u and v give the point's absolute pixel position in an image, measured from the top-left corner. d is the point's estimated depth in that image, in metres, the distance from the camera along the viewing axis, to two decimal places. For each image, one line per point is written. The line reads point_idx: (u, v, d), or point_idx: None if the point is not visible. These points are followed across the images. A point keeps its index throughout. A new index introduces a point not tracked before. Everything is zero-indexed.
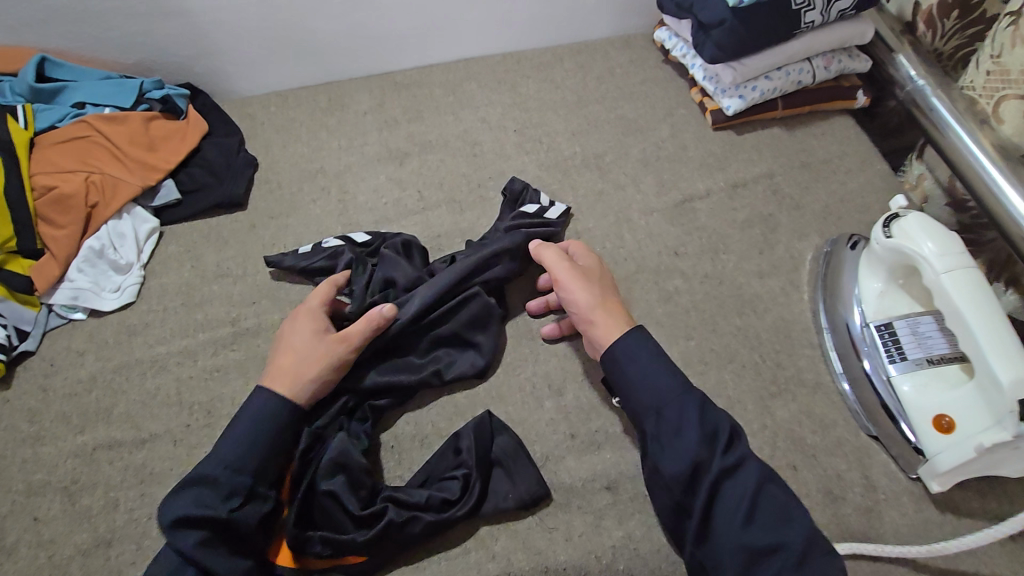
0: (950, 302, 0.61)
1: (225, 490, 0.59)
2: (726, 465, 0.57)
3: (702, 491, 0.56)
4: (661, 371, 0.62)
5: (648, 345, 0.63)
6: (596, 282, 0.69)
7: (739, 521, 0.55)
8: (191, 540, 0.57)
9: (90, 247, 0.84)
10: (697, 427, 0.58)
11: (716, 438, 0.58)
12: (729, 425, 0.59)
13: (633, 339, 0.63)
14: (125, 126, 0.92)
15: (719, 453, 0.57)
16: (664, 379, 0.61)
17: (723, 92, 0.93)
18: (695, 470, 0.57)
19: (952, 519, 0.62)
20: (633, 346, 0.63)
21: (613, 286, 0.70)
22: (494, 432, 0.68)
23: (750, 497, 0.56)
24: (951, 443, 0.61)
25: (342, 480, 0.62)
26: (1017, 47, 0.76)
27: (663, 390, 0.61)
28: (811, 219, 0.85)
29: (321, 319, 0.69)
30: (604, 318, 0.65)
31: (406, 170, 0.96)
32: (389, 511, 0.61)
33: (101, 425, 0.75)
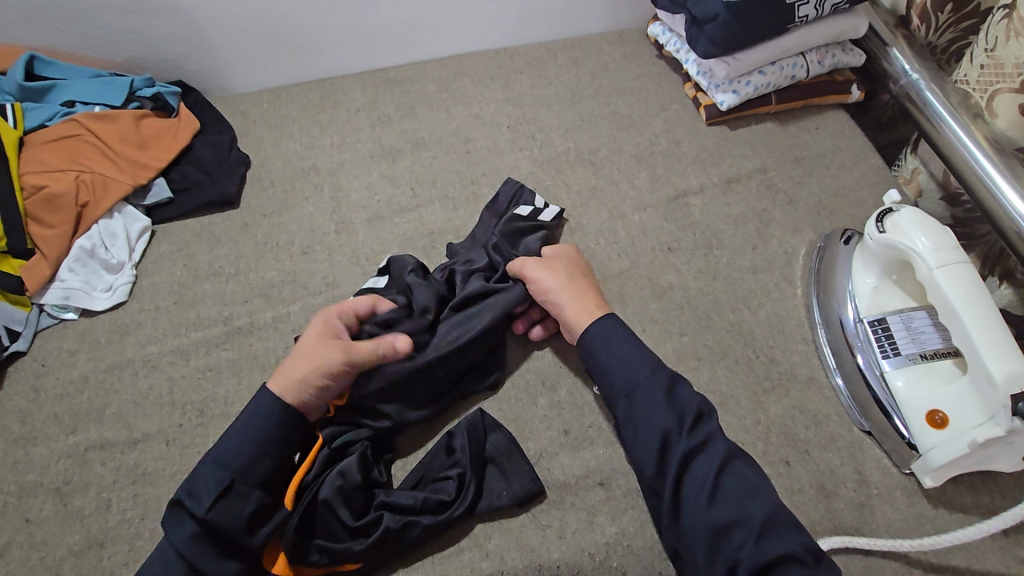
0: (943, 298, 0.60)
1: (212, 484, 0.59)
2: (692, 446, 0.58)
3: (671, 469, 0.58)
4: (634, 355, 0.63)
5: (625, 337, 0.65)
6: (571, 271, 0.71)
7: (705, 498, 0.56)
8: (183, 536, 0.57)
9: (81, 246, 0.84)
10: (664, 408, 0.60)
11: (683, 418, 0.59)
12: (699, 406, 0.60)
13: (604, 326, 0.65)
14: (115, 124, 0.91)
15: (684, 434, 0.58)
16: (637, 363, 0.63)
17: (717, 87, 0.93)
18: (664, 449, 0.59)
19: (944, 514, 0.62)
20: (609, 332, 0.65)
21: (581, 271, 0.73)
22: (487, 429, 0.68)
23: (715, 475, 0.57)
24: (946, 439, 0.61)
25: (336, 486, 0.61)
26: (1011, 41, 0.76)
27: (635, 374, 0.62)
28: (805, 214, 0.85)
29: (335, 323, 0.67)
30: (575, 304, 0.68)
31: (399, 168, 0.96)
32: (384, 518, 0.60)
33: (93, 426, 0.75)
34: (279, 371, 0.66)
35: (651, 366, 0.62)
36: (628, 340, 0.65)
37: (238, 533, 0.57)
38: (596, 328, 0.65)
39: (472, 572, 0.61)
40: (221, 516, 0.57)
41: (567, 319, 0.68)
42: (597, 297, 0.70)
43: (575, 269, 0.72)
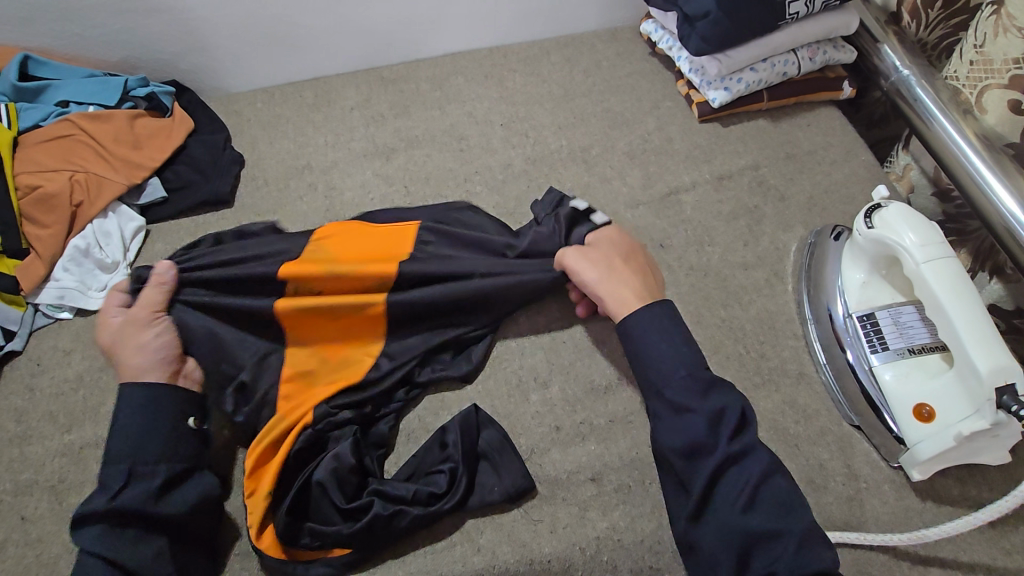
0: (930, 292, 0.60)
1: (111, 479, 0.60)
2: (733, 452, 0.57)
3: (704, 470, 0.57)
4: (674, 352, 0.62)
5: (671, 333, 0.63)
6: (611, 256, 0.70)
7: (742, 504, 0.56)
8: (91, 538, 0.57)
9: (76, 246, 0.84)
10: (700, 406, 0.59)
11: (722, 420, 0.58)
12: (743, 409, 0.59)
13: (648, 315, 0.64)
14: (109, 124, 0.92)
15: (727, 438, 0.57)
16: (679, 359, 0.61)
17: (709, 84, 0.93)
18: (695, 447, 0.58)
19: (932, 507, 0.62)
20: (650, 324, 0.63)
21: (627, 260, 0.71)
22: (480, 426, 0.68)
23: (755, 484, 0.56)
24: (933, 432, 0.61)
25: (331, 467, 0.63)
26: (1000, 37, 0.76)
27: (672, 371, 0.61)
28: (797, 210, 0.85)
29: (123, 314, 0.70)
30: (616, 291, 0.67)
31: (392, 166, 0.96)
32: (375, 504, 0.61)
33: (88, 424, 0.75)
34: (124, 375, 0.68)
35: (693, 364, 0.61)
36: (672, 333, 0.63)
37: (148, 507, 0.58)
38: (635, 318, 0.64)
39: (464, 567, 0.62)
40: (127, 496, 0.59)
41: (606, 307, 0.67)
42: (641, 279, 0.68)
43: (615, 253, 0.71)
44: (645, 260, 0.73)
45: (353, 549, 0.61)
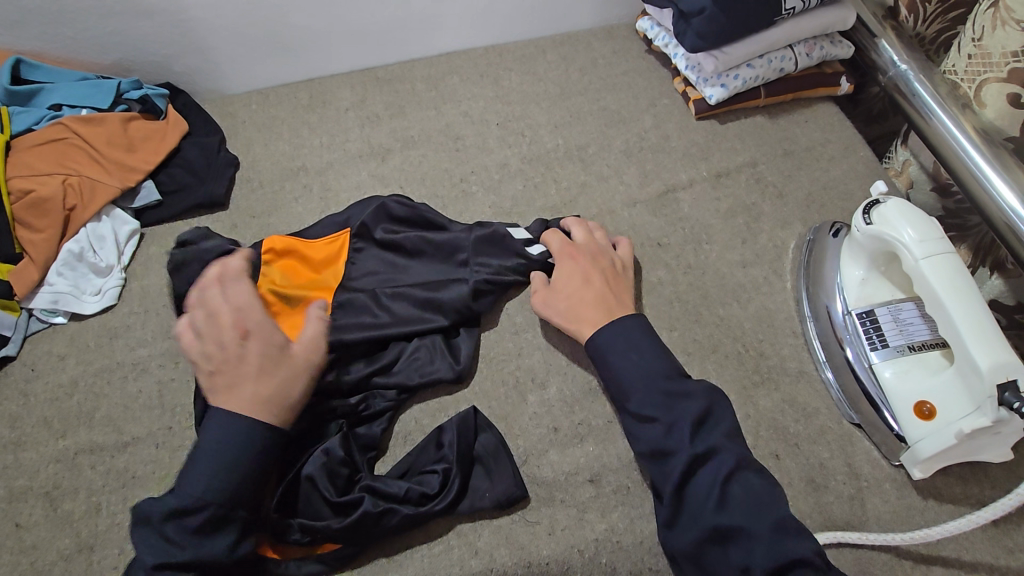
0: (929, 289, 0.59)
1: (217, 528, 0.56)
2: (695, 454, 0.57)
3: (671, 474, 0.57)
4: (633, 365, 0.62)
5: (623, 342, 0.64)
6: (564, 285, 0.70)
7: (711, 504, 0.55)
8: None
9: (69, 251, 0.83)
10: (658, 416, 0.59)
11: (676, 430, 0.58)
12: (698, 415, 0.58)
13: (601, 343, 0.64)
14: (102, 127, 0.91)
15: (687, 443, 0.57)
16: (639, 373, 0.62)
17: (705, 81, 0.92)
18: (660, 452, 0.59)
19: (934, 505, 0.62)
20: (614, 342, 0.64)
21: (585, 287, 0.69)
22: (478, 428, 0.68)
23: (720, 484, 0.56)
24: (932, 429, 0.60)
25: (321, 462, 0.63)
26: (997, 30, 0.75)
27: (634, 385, 0.62)
28: (795, 208, 0.84)
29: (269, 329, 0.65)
30: (575, 323, 0.68)
31: (388, 167, 0.96)
32: (364, 501, 0.61)
33: (82, 429, 0.74)
34: (242, 392, 0.60)
35: (654, 376, 0.61)
36: (639, 346, 0.63)
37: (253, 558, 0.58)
38: (596, 345, 0.65)
39: (462, 570, 0.61)
40: (219, 550, 0.55)
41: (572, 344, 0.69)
42: (600, 299, 0.68)
43: (569, 277, 0.70)
44: (606, 269, 0.72)
45: (342, 546, 0.61)
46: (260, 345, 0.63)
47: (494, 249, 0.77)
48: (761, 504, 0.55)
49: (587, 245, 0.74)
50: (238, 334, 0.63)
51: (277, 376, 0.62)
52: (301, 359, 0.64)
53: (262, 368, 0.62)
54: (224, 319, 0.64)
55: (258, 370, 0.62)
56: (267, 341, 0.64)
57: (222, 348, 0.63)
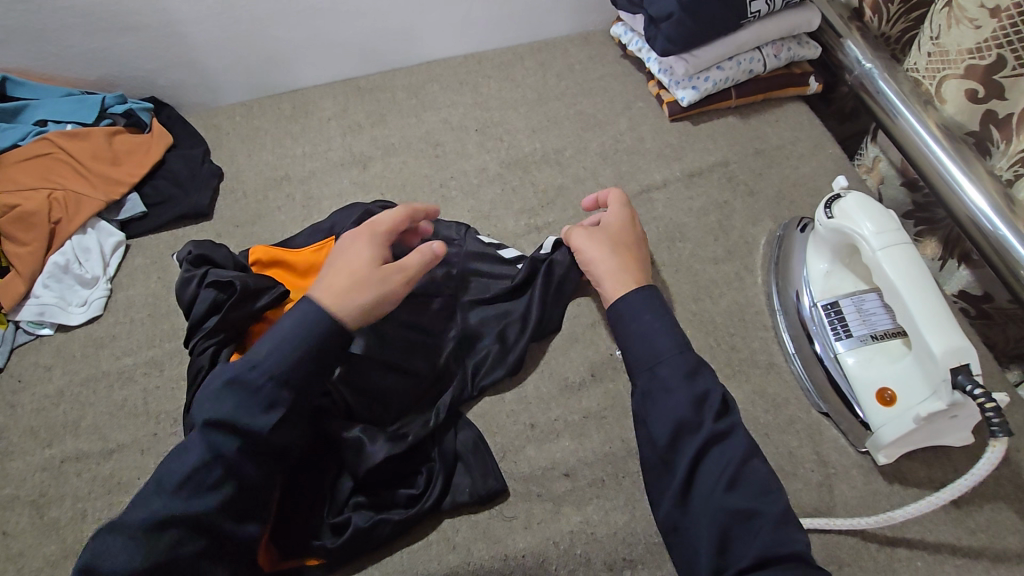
0: (887, 280, 0.60)
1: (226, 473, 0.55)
2: (716, 430, 0.58)
3: (688, 451, 0.58)
4: (661, 332, 0.63)
5: (654, 306, 0.65)
6: (618, 238, 0.72)
7: (722, 485, 0.56)
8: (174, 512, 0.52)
9: (55, 262, 0.85)
10: (683, 387, 0.60)
11: (703, 408, 0.59)
12: (724, 397, 0.60)
13: (637, 301, 0.65)
14: (87, 141, 0.93)
15: (711, 420, 0.58)
16: (665, 341, 0.62)
17: (677, 83, 0.95)
18: (678, 430, 0.59)
19: (900, 490, 0.63)
20: (643, 304, 0.65)
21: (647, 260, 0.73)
22: (457, 427, 0.70)
23: (734, 469, 0.57)
24: (894, 416, 0.61)
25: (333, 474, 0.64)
26: (952, 28, 0.77)
27: (662, 352, 0.62)
28: (765, 204, 0.86)
29: (379, 246, 0.67)
30: (619, 271, 0.69)
31: (369, 175, 0.97)
32: (354, 517, 0.62)
33: (68, 438, 0.76)
34: (320, 284, 0.63)
35: (683, 344, 0.62)
36: (661, 315, 0.64)
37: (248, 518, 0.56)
38: (637, 294, 0.66)
39: (440, 564, 0.63)
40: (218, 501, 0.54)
41: (605, 286, 0.69)
42: (644, 265, 0.71)
43: (624, 235, 0.73)
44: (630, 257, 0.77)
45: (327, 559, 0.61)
46: (360, 253, 0.66)
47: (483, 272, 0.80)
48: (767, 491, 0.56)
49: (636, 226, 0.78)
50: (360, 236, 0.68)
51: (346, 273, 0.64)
52: (382, 273, 0.65)
53: (340, 266, 0.65)
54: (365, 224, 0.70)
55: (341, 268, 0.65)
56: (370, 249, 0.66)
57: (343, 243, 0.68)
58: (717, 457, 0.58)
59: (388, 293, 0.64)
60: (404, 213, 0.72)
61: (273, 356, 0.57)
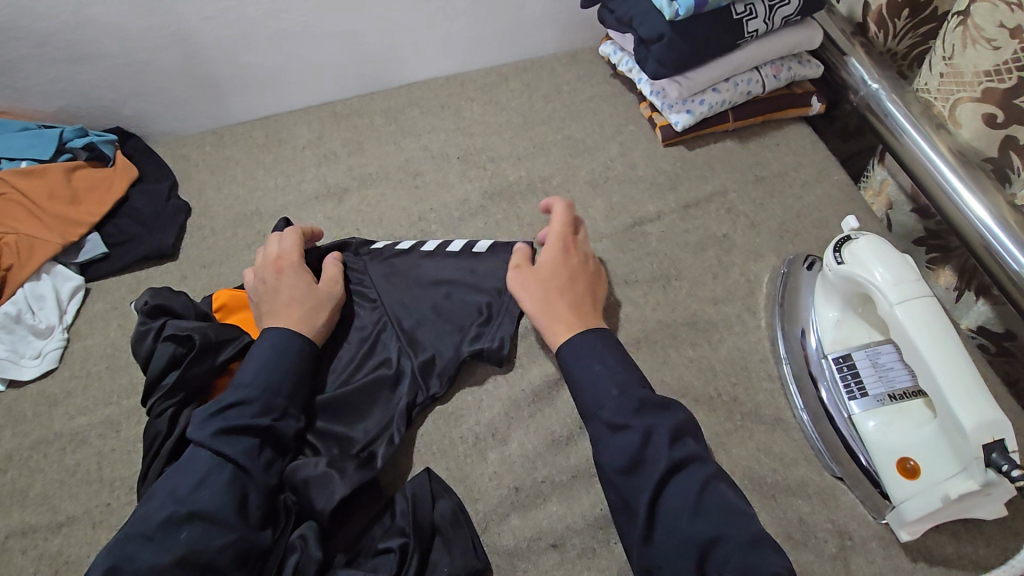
0: (907, 337, 0.54)
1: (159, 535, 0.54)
2: (675, 460, 0.54)
3: (645, 486, 0.54)
4: (607, 371, 0.60)
5: (601, 349, 0.62)
6: (548, 276, 0.68)
7: (689, 511, 0.53)
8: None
9: (6, 313, 0.80)
10: (630, 424, 0.56)
11: (654, 440, 0.55)
12: (683, 421, 0.57)
13: (578, 349, 0.62)
14: (43, 180, 0.88)
15: (668, 448, 0.55)
16: (609, 381, 0.59)
17: (670, 107, 0.89)
18: (635, 463, 0.55)
19: (924, 567, 0.57)
20: (589, 345, 0.62)
21: (591, 295, 0.69)
22: (435, 495, 0.64)
23: (697, 494, 0.53)
24: (918, 489, 0.55)
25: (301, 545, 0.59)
26: (968, 49, 0.71)
27: (604, 393, 0.59)
28: (767, 237, 0.80)
29: (300, 269, 0.73)
30: (550, 320, 0.65)
31: (344, 209, 0.91)
32: None
33: (15, 509, 0.70)
34: (274, 317, 0.69)
35: (626, 382, 0.59)
36: (609, 356, 0.61)
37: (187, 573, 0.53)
38: (574, 340, 0.63)
39: None
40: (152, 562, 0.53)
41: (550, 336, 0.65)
42: (582, 299, 0.67)
43: (556, 270, 0.69)
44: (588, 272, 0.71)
45: None
46: (293, 271, 0.72)
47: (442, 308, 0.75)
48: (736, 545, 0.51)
49: (580, 244, 0.73)
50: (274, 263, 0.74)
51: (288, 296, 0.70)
52: (321, 288, 0.73)
53: (277, 299, 0.71)
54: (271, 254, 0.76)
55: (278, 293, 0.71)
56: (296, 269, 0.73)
57: (259, 274, 0.73)
58: (681, 486, 0.54)
59: (338, 300, 0.74)
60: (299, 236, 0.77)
61: (257, 375, 0.63)
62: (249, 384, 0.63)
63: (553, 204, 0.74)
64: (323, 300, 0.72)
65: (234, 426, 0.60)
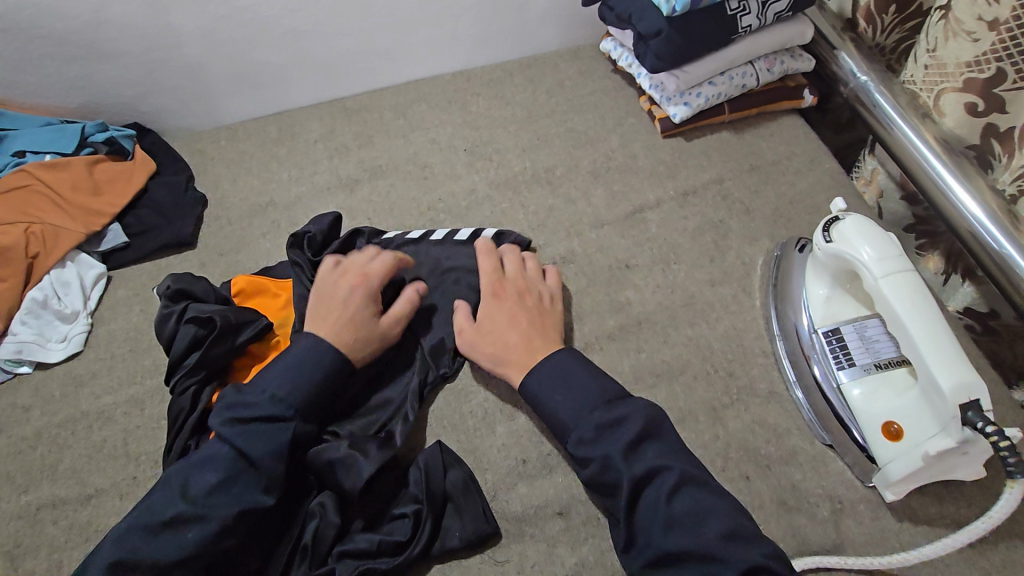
0: (890, 308, 0.58)
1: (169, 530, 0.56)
2: (636, 477, 0.56)
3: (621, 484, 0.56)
4: (568, 398, 0.62)
5: (555, 378, 0.64)
6: (489, 327, 0.70)
7: (660, 526, 0.54)
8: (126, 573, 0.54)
9: (33, 298, 0.83)
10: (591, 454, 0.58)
11: (611, 464, 0.57)
12: (639, 432, 0.57)
13: (536, 385, 0.64)
14: (66, 172, 0.91)
15: (624, 466, 0.56)
16: (570, 410, 0.61)
17: (669, 100, 0.92)
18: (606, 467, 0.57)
19: (909, 526, 0.60)
20: (546, 380, 0.64)
21: (540, 320, 0.70)
22: (446, 465, 0.67)
23: (666, 500, 0.55)
24: (901, 451, 0.59)
25: (320, 513, 0.62)
26: (950, 41, 0.75)
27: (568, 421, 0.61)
28: (762, 223, 0.84)
29: (374, 296, 0.72)
30: (507, 363, 0.68)
31: (356, 199, 0.95)
32: (337, 567, 0.59)
33: (45, 483, 0.73)
34: (323, 330, 0.68)
35: (582, 409, 0.61)
36: (565, 384, 0.63)
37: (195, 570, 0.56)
38: (530, 385, 0.65)
39: None
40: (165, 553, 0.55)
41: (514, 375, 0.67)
42: (530, 335, 0.69)
43: (495, 319, 0.70)
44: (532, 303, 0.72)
45: None
46: (364, 295, 0.71)
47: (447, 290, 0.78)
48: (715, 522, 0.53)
49: (514, 281, 0.73)
50: (355, 280, 0.72)
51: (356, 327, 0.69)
52: (380, 325, 0.71)
53: (337, 312, 0.70)
54: (356, 267, 0.74)
55: (347, 319, 0.69)
56: (372, 296, 0.72)
57: (335, 282, 0.72)
58: (649, 500, 0.55)
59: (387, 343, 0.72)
60: (391, 265, 0.75)
61: (290, 382, 0.63)
62: (284, 395, 0.62)
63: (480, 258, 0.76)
64: (379, 338, 0.71)
65: (264, 434, 0.60)
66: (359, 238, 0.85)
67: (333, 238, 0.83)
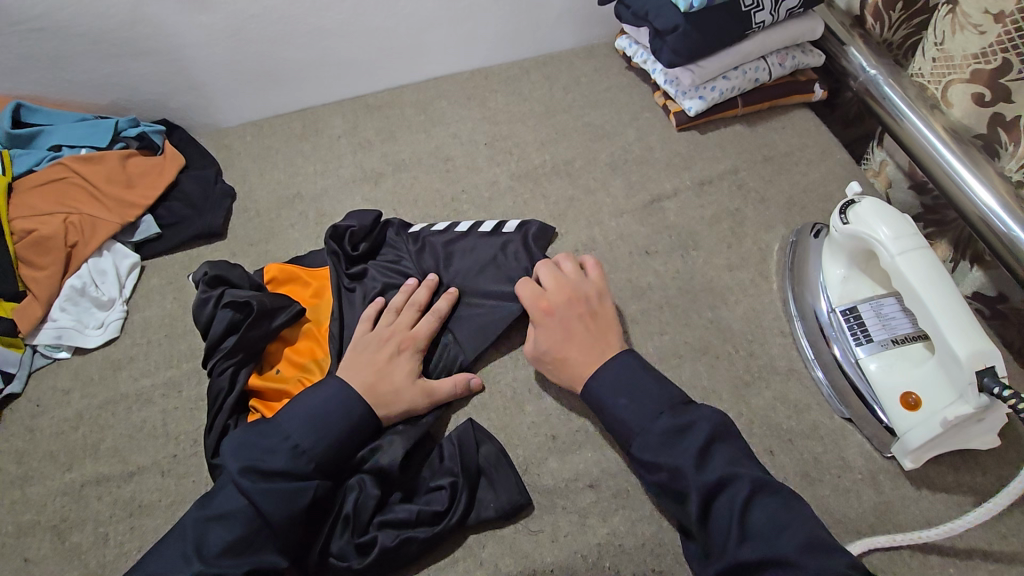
0: (907, 283, 0.61)
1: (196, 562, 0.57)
2: (702, 474, 0.57)
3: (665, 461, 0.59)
4: (636, 403, 0.63)
5: (622, 380, 0.65)
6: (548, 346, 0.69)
7: (733, 535, 0.55)
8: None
9: (72, 286, 0.86)
10: (661, 462, 0.59)
11: (681, 473, 0.58)
12: (708, 438, 0.59)
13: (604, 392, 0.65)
14: (101, 165, 0.94)
15: (695, 474, 0.57)
16: (638, 417, 0.62)
17: (684, 94, 0.96)
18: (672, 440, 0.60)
19: (927, 495, 0.63)
20: (611, 386, 0.65)
21: (594, 325, 0.70)
22: (478, 440, 0.70)
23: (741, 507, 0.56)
24: (920, 420, 0.61)
25: (360, 490, 0.64)
26: (956, 34, 0.79)
27: (636, 426, 0.62)
28: (777, 211, 0.87)
29: (414, 356, 0.72)
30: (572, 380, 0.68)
31: (381, 191, 0.98)
32: (380, 536, 0.62)
33: (88, 461, 0.75)
34: (360, 382, 0.68)
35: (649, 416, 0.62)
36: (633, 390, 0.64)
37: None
38: (596, 394, 0.65)
39: None
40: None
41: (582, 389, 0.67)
42: (589, 347, 0.68)
43: (550, 337, 0.70)
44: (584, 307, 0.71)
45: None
46: (407, 355, 0.72)
47: (477, 275, 0.81)
48: (783, 526, 0.54)
49: (559, 291, 0.72)
50: (403, 345, 0.73)
51: (400, 395, 0.69)
52: (417, 387, 0.70)
53: (377, 367, 0.70)
54: (403, 330, 0.74)
55: (393, 386, 0.69)
56: (418, 364, 0.72)
57: (380, 339, 0.73)
58: (720, 508, 0.56)
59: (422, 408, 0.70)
60: (437, 321, 0.76)
61: (312, 432, 0.63)
62: (306, 446, 0.63)
63: (518, 291, 0.74)
64: (415, 399, 0.70)
65: (284, 492, 0.60)
66: (390, 228, 0.88)
67: (364, 231, 0.86)
